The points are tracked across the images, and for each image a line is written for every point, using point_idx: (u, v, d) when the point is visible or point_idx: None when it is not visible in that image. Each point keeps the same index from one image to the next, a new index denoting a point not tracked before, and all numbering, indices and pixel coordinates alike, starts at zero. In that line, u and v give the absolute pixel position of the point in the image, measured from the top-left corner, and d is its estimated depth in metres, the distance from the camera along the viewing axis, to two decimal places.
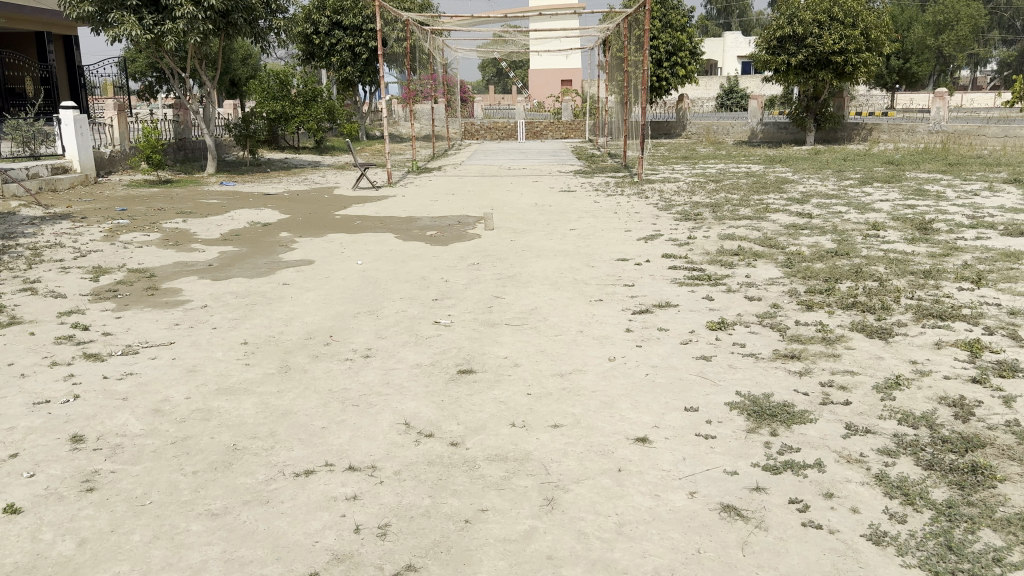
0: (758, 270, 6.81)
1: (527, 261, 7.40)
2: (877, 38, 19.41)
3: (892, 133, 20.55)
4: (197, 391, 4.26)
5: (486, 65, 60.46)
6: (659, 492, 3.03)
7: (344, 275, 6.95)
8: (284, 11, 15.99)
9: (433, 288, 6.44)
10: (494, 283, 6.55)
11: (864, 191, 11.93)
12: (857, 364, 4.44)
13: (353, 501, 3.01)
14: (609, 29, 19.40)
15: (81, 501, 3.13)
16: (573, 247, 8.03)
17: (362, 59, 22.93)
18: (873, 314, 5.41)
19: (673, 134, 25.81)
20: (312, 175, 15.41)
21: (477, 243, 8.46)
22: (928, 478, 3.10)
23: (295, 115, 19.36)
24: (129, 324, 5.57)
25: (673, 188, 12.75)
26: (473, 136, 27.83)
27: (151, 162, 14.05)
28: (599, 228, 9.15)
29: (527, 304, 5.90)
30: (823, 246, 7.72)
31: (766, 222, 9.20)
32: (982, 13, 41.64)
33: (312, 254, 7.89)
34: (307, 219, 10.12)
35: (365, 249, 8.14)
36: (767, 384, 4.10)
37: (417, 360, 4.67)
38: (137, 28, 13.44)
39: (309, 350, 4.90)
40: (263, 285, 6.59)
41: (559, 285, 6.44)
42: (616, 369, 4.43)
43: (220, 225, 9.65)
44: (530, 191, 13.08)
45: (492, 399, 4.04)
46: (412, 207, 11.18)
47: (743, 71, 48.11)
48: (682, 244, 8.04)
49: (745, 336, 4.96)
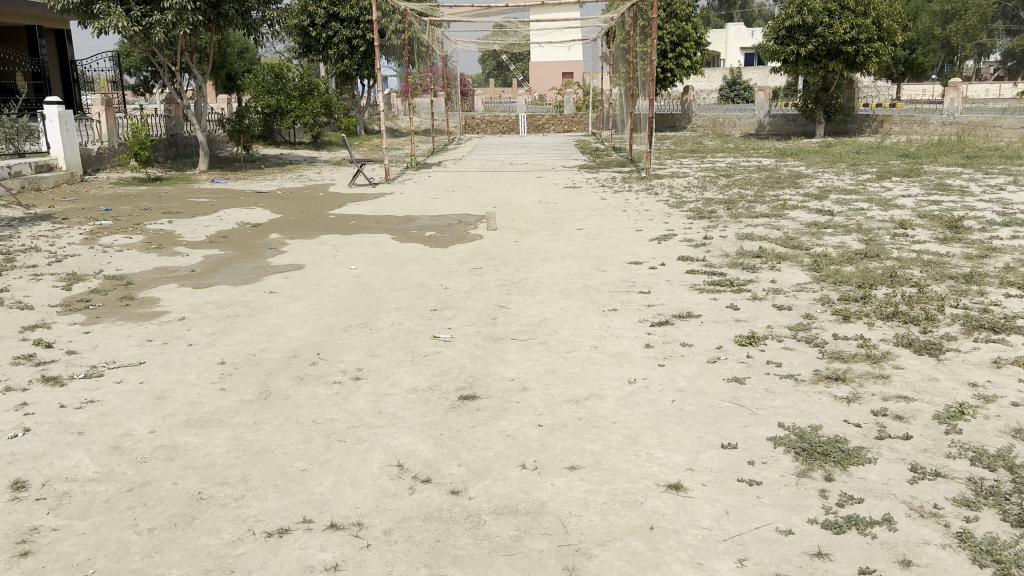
0: (784, 274, 6.31)
1: (533, 265, 6.90)
2: (889, 27, 18.83)
3: (903, 125, 20.03)
4: (164, 424, 3.76)
5: (486, 58, 60.02)
6: (703, 561, 2.53)
7: (336, 282, 6.46)
8: (277, 2, 15.42)
9: (431, 297, 5.93)
10: (498, 290, 6.05)
11: (884, 186, 11.38)
12: (910, 388, 3.92)
13: (334, 573, 2.51)
14: (612, 20, 18.84)
15: (11, 570, 2.63)
16: (582, 249, 7.52)
17: (360, 52, 22.40)
18: (917, 326, 4.90)
19: (678, 127, 25.27)
20: (307, 172, 14.89)
21: (478, 245, 7.95)
22: (1022, 541, 2.59)
23: (291, 110, 18.92)
24: (98, 340, 5.06)
25: (683, 183, 12.24)
26: (474, 129, 27.25)
27: (140, 159, 13.49)
28: (609, 228, 8.62)
29: (536, 315, 5.39)
30: (850, 247, 7.20)
31: (786, 220, 8.69)
32: (991, 3, 40.89)
33: (303, 258, 7.39)
34: (299, 218, 9.62)
35: (359, 252, 7.62)
36: (813, 415, 3.60)
37: (414, 384, 4.15)
38: (124, 20, 12.90)
39: (293, 371, 4.39)
40: (247, 294, 6.09)
41: (570, 293, 5.94)
42: (639, 394, 3.92)
43: (207, 226, 9.14)
44: (534, 187, 12.57)
45: (498, 432, 3.53)
46: (411, 205, 10.66)
47: (746, 63, 47.46)
48: (698, 245, 7.52)
49: (780, 353, 4.46)
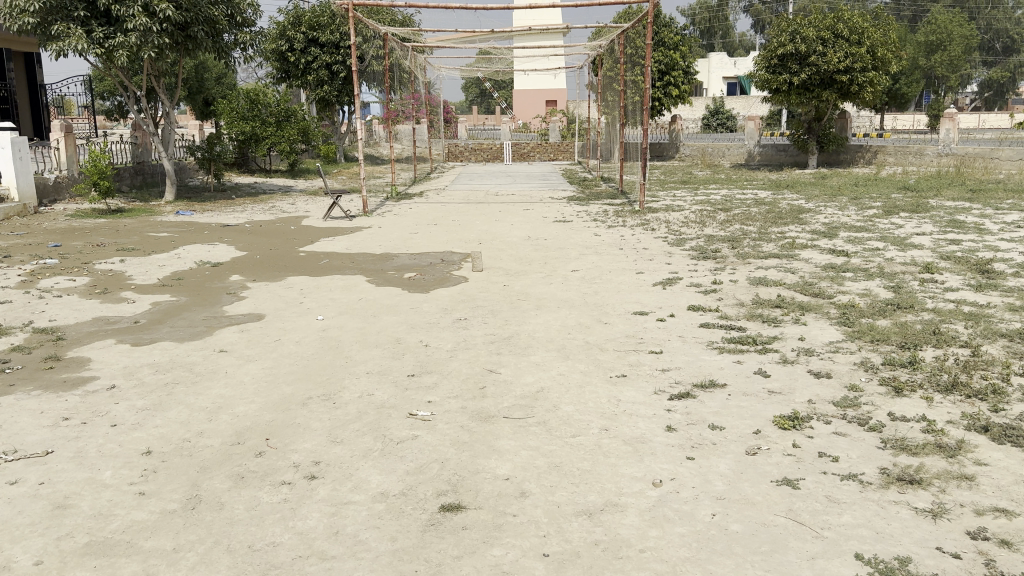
0: (811, 329, 5.55)
1: (526, 316, 6.09)
2: (883, 56, 18.43)
3: (898, 156, 19.54)
4: (57, 551, 2.89)
5: (469, 86, 59.53)
6: None
7: (300, 336, 5.60)
8: (251, 25, 14.64)
9: (409, 357, 5.10)
10: (486, 349, 5.22)
11: (893, 222, 10.73)
12: (1006, 496, 3.13)
13: None
14: (601, 47, 18.26)
15: None
16: (579, 295, 6.74)
17: (340, 77, 21.70)
18: (988, 403, 4.13)
19: (666, 156, 24.86)
20: (280, 203, 14.04)
21: (463, 290, 7.14)
22: None
23: (267, 137, 18.22)
24: (3, 418, 4.18)
25: (680, 217, 11.54)
26: (457, 157, 26.54)
27: (100, 189, 12.54)
28: (606, 269, 7.85)
29: (531, 381, 4.58)
30: (878, 296, 6.46)
31: (799, 262, 7.97)
32: (974, 34, 40.88)
33: (265, 305, 6.54)
34: (265, 256, 8.77)
35: (328, 298, 6.78)
36: (896, 544, 2.80)
37: (384, 486, 3.30)
38: (84, 42, 12.04)
39: (234, 469, 3.54)
40: (194, 354, 5.23)
41: (569, 352, 5.13)
42: (669, 504, 3.10)
43: (162, 266, 8.27)
44: (521, 221, 11.80)
45: (493, 566, 2.70)
46: (389, 241, 9.84)
47: (729, 92, 47.35)
48: (708, 291, 6.75)
49: (833, 444, 3.66)
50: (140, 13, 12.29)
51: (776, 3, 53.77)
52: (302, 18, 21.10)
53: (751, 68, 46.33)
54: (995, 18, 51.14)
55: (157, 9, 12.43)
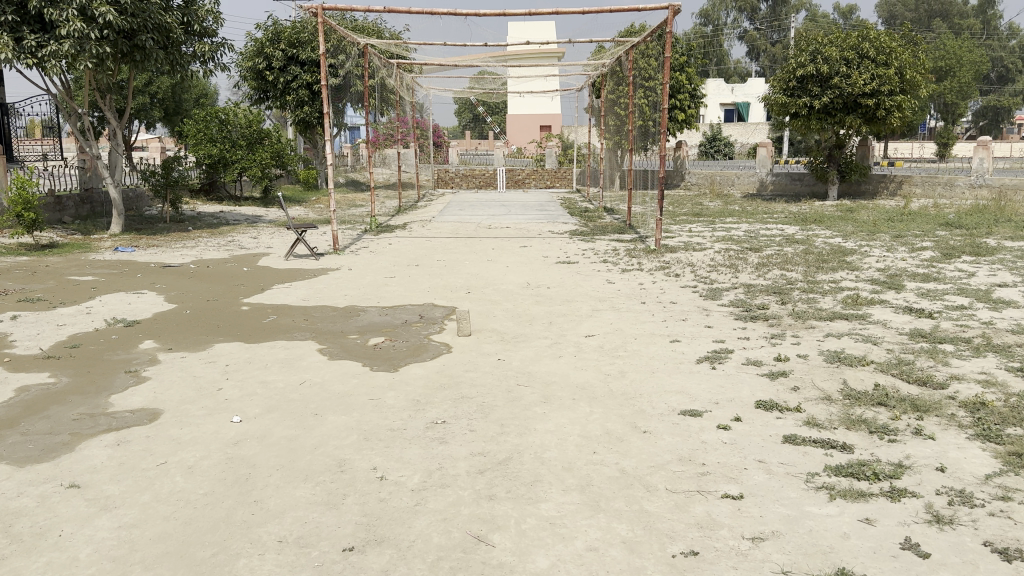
0: (952, 454, 3.78)
1: (533, 418, 4.29)
2: (912, 78, 16.80)
3: (926, 187, 17.90)
4: None
5: (462, 111, 58.11)
6: None
7: (199, 456, 3.79)
8: (212, 35, 12.93)
9: (353, 500, 3.30)
10: (473, 485, 3.44)
11: (960, 269, 9.01)
12: None
13: None
14: (605, 67, 16.57)
15: None
16: (602, 381, 4.96)
17: (321, 98, 20.02)
18: None
19: (670, 185, 23.14)
20: (241, 237, 12.27)
21: (444, 366, 5.37)
22: None
23: (236, 161, 16.42)
24: None
25: (706, 259, 9.84)
26: (448, 184, 24.62)
27: (24, 222, 10.63)
28: (631, 336, 6.08)
29: (545, 565, 2.78)
30: (1010, 387, 4.72)
31: (876, 327, 6.24)
32: (982, 61, 39.56)
33: (171, 393, 4.75)
34: (197, 312, 6.96)
35: (258, 381, 4.97)
36: None
37: None
38: (9, 50, 10.29)
39: None
40: (28, 495, 3.42)
41: (599, 497, 3.32)
42: None
43: (64, 326, 6.45)
44: (518, 261, 10.05)
45: None
46: (358, 289, 8.06)
47: (726, 119, 45.92)
48: (776, 374, 4.97)
49: None
50: (75, 17, 10.54)
51: (771, 29, 52.62)
52: (282, 34, 19.45)
53: (750, 95, 44.91)
54: (992, 48, 49.97)
55: (96, 13, 10.69)
